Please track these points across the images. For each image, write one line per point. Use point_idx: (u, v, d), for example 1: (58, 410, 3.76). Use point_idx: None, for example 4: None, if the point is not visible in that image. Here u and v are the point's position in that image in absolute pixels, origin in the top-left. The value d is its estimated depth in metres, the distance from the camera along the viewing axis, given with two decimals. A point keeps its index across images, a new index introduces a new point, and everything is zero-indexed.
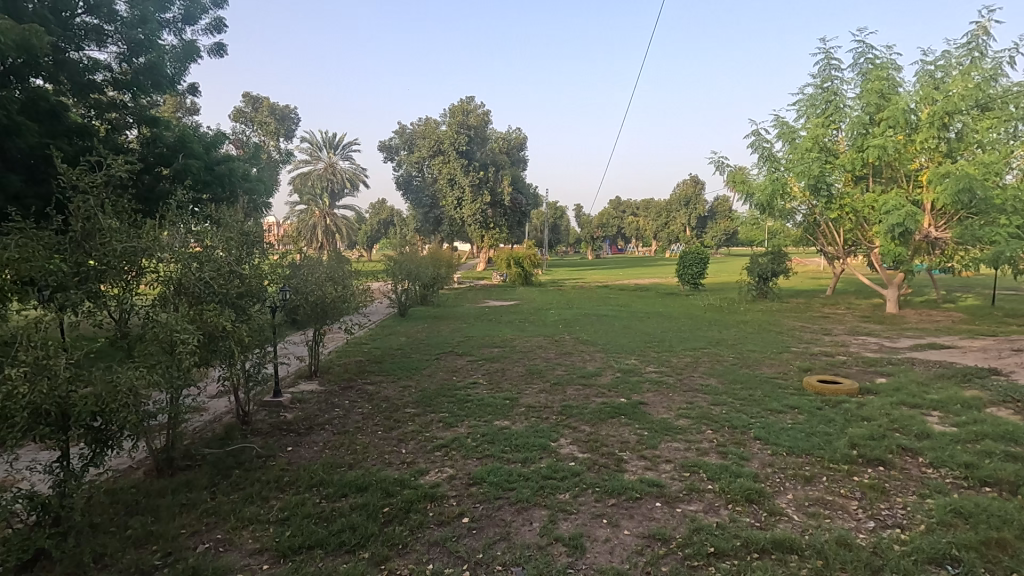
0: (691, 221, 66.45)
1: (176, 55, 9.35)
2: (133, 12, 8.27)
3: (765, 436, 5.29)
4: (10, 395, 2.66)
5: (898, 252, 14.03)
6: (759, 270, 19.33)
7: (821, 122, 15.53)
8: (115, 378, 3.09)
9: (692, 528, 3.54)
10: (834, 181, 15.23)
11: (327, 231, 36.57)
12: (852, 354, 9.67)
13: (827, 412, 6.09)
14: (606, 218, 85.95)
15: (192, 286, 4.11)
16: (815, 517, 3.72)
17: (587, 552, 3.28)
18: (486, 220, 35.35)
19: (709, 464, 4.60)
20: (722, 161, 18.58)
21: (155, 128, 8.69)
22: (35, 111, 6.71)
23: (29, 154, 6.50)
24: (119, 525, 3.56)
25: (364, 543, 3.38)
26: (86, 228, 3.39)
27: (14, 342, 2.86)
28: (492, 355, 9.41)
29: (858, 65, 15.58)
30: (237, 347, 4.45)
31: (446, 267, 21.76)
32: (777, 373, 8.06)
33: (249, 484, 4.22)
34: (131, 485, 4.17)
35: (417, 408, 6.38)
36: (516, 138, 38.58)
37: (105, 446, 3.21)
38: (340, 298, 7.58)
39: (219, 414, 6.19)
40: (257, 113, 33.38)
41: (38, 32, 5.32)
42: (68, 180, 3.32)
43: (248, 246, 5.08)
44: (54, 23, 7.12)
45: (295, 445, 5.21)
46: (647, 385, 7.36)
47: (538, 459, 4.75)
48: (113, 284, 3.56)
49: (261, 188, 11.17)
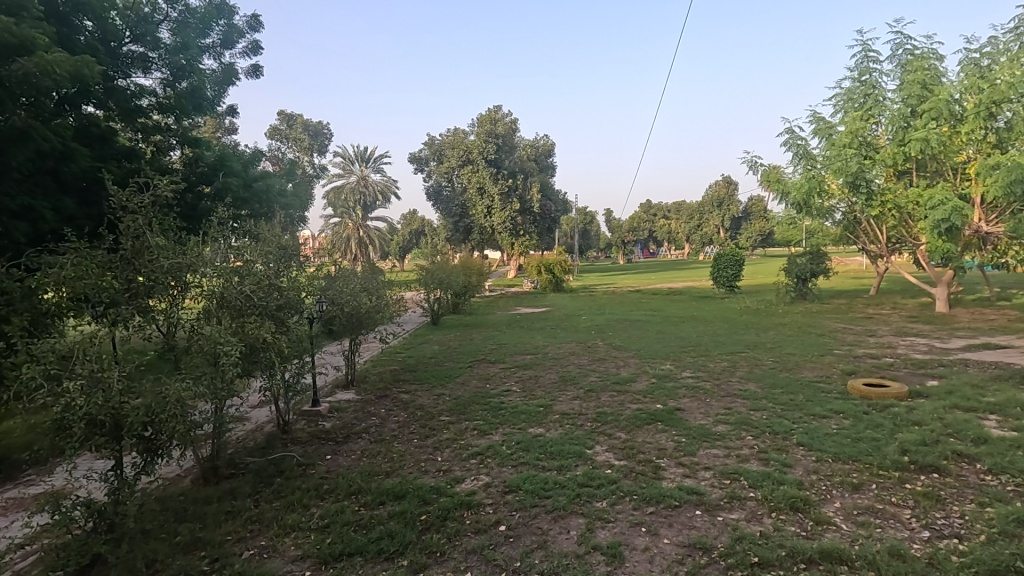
0: (724, 222, 65.01)
1: (216, 79, 9.82)
2: (174, 38, 8.75)
3: (809, 443, 5.12)
4: (69, 407, 2.84)
5: (946, 249, 13.44)
6: (797, 271, 18.76)
7: (860, 116, 15.03)
8: (164, 389, 3.21)
9: (734, 537, 3.45)
10: (874, 176, 14.79)
11: (360, 242, 37.26)
12: (900, 355, 9.29)
13: (874, 417, 5.85)
14: (638, 222, 85.10)
15: (234, 299, 4.25)
16: (865, 526, 3.58)
17: (626, 562, 3.23)
18: (515, 227, 35.42)
19: (750, 471, 4.48)
20: (755, 160, 18.41)
21: (197, 149, 9.17)
22: (87, 137, 7.12)
23: (81, 177, 6.86)
24: (169, 531, 3.69)
25: (402, 550, 3.42)
26: (136, 246, 3.55)
27: (71, 356, 3.02)
28: (525, 363, 9.40)
29: (897, 56, 15.07)
30: (278, 357, 4.53)
31: (477, 276, 21.92)
32: (820, 377, 7.78)
33: (289, 493, 4.31)
34: (179, 493, 4.32)
35: (451, 415, 6.43)
36: (545, 145, 38.93)
37: (155, 455, 3.34)
38: (374, 308, 7.71)
39: (261, 424, 6.38)
40: (292, 130, 34.50)
41: (88, 62, 5.61)
42: (118, 201, 3.50)
43: (286, 260, 5.19)
44: (104, 53, 7.49)
45: (334, 453, 5.30)
46: (683, 391, 7.22)
47: (574, 467, 4.71)
48: (161, 299, 3.73)
49: (297, 202, 11.46)
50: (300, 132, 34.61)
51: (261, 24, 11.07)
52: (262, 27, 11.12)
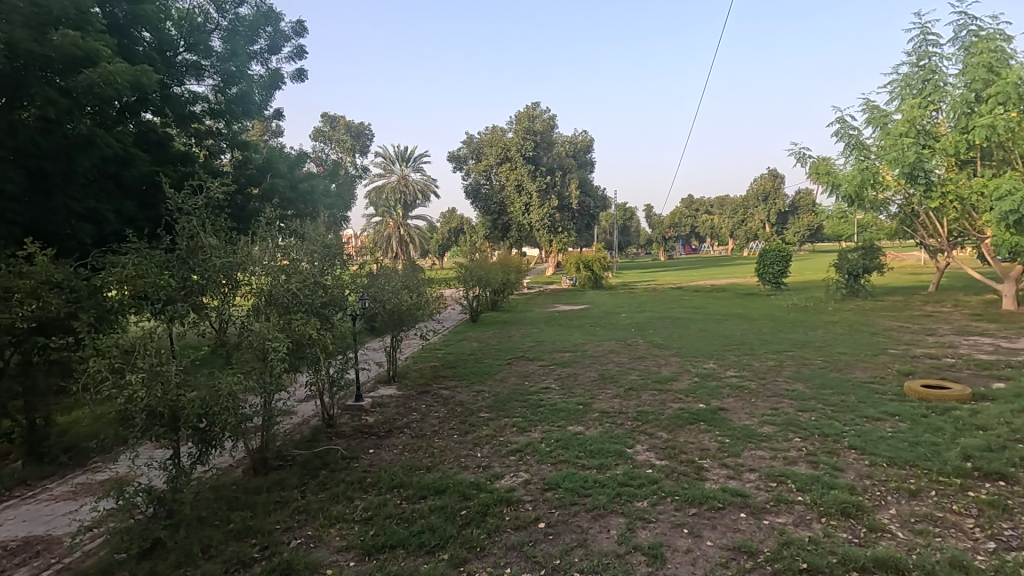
0: (770, 217, 62.89)
1: (263, 83, 10.20)
2: (225, 46, 9.17)
3: (862, 446, 4.91)
4: (131, 399, 3.00)
5: (1015, 243, 12.59)
6: (849, 267, 17.89)
7: (918, 103, 14.28)
8: (217, 383, 3.35)
9: (781, 541, 3.34)
10: (934, 167, 14.02)
11: (401, 241, 37.88)
12: (962, 356, 8.78)
13: (933, 420, 5.55)
14: (679, 217, 83.43)
15: (281, 297, 4.37)
16: (923, 535, 3.41)
17: (668, 563, 3.18)
18: (553, 224, 35.28)
19: (798, 474, 4.33)
20: (803, 152, 17.75)
21: (246, 152, 9.53)
22: (146, 142, 7.48)
23: (141, 181, 7.23)
24: (222, 519, 3.85)
25: (443, 544, 3.46)
26: (191, 246, 3.72)
27: (133, 350, 3.19)
28: (564, 360, 9.37)
29: (960, 38, 14.23)
30: (323, 353, 4.67)
31: (516, 273, 21.97)
32: (873, 378, 7.45)
33: (334, 485, 4.44)
34: (232, 483, 4.51)
35: (490, 412, 6.47)
36: (583, 140, 38.59)
37: (209, 446, 3.49)
38: (415, 305, 7.83)
39: (307, 417, 6.59)
40: (335, 131, 35.41)
41: (147, 71, 5.93)
42: (175, 204, 3.67)
43: (331, 258, 5.32)
44: (161, 62, 7.85)
45: (376, 447, 5.42)
46: (727, 391, 7.04)
47: (614, 466, 4.66)
48: (214, 296, 3.89)
49: (340, 202, 11.77)
50: (343, 133, 35.52)
51: (306, 29, 11.39)
52: (307, 32, 11.44)
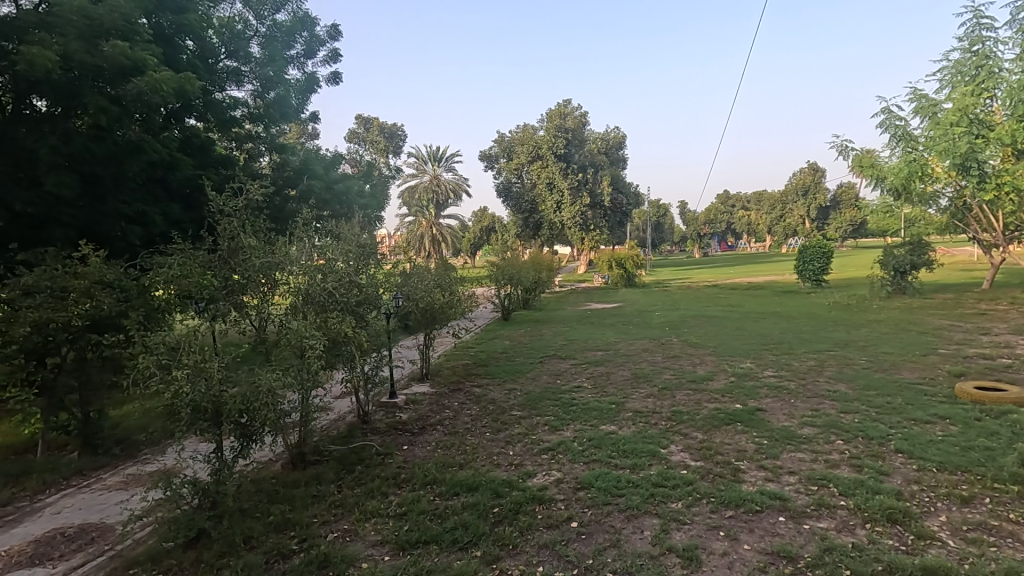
0: (810, 212, 60.92)
1: (300, 87, 10.46)
2: (263, 52, 9.46)
3: (909, 449, 4.71)
4: (177, 394, 3.12)
5: None
6: (894, 263, 16.75)
7: (971, 91, 13.54)
8: (257, 379, 3.45)
9: (823, 547, 3.24)
10: (987, 158, 13.41)
11: (434, 240, 38.30)
12: (1020, 356, 8.32)
13: (988, 424, 5.28)
14: (714, 214, 81.72)
15: (318, 296, 4.45)
16: (976, 544, 3.25)
17: (703, 566, 3.12)
18: (585, 222, 35.06)
19: (840, 478, 4.19)
20: (845, 145, 17.16)
21: (284, 154, 9.79)
22: (189, 147, 7.74)
23: (185, 184, 7.50)
24: (263, 511, 3.97)
25: (476, 541, 3.48)
26: (232, 247, 3.85)
27: (178, 347, 3.32)
28: (597, 359, 9.28)
29: (1018, 21, 13.46)
30: (358, 351, 4.75)
31: (548, 271, 21.93)
32: (922, 379, 7.13)
33: (369, 480, 4.52)
34: (272, 476, 4.65)
35: (522, 410, 6.47)
36: (615, 137, 38.15)
37: (250, 440, 3.60)
38: (447, 303, 7.89)
39: (343, 413, 6.74)
40: (369, 133, 36.09)
41: (191, 79, 6.15)
42: (216, 206, 3.80)
43: (366, 257, 5.40)
44: (204, 69, 8.10)
45: (410, 444, 5.49)
46: (765, 391, 6.85)
47: (648, 466, 4.60)
48: (253, 295, 4.01)
49: (374, 202, 11.96)
50: (376, 134, 36.12)
51: (341, 32, 11.61)
52: (341, 36, 11.67)
